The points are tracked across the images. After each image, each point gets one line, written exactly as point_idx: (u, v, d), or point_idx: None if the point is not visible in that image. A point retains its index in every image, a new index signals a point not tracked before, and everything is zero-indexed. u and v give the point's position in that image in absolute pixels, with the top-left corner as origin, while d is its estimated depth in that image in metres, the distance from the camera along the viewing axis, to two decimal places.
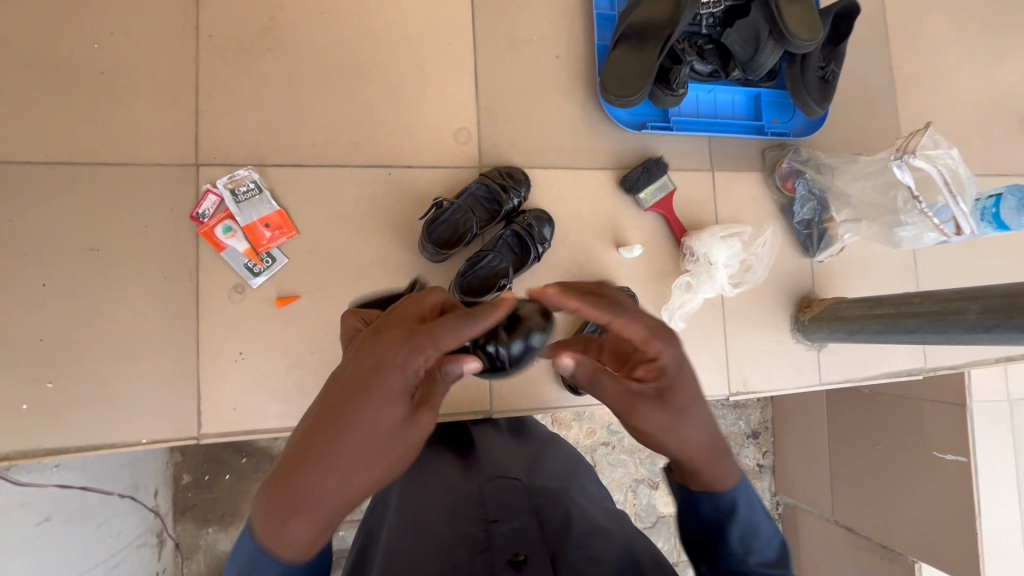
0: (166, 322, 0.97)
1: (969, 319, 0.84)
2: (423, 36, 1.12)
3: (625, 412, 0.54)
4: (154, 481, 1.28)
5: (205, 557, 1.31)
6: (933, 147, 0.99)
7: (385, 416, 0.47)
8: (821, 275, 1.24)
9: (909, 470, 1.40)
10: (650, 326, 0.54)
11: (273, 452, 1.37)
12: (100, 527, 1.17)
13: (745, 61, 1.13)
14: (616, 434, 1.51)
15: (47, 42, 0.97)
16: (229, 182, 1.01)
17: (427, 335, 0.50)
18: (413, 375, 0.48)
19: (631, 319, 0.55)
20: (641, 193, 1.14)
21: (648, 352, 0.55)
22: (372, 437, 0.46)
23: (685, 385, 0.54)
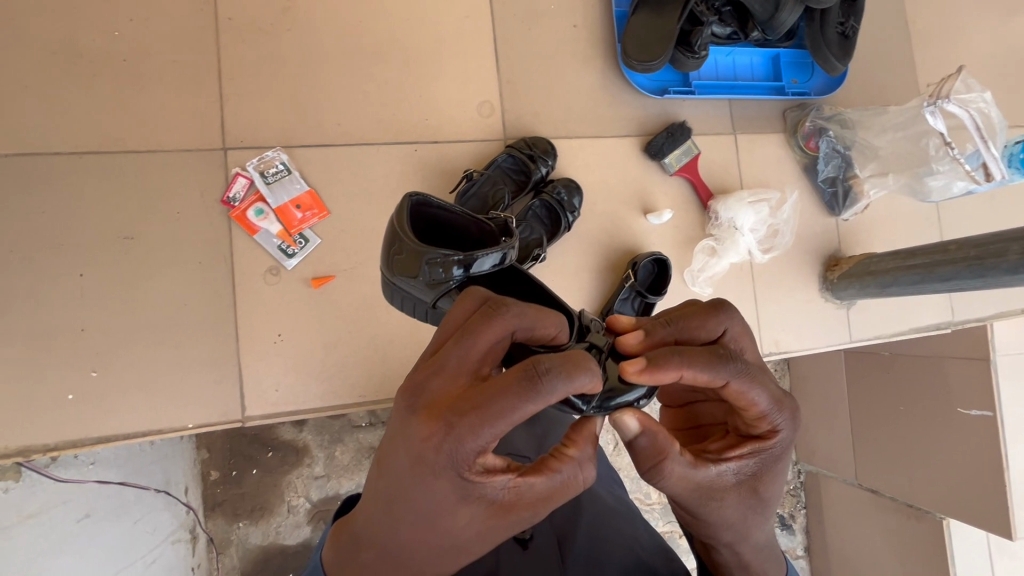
0: (203, 307, 0.98)
1: (1009, 261, 0.85)
2: (441, 10, 1.11)
3: (703, 505, 0.58)
4: (185, 477, 1.29)
5: (238, 551, 1.32)
6: (966, 91, 0.98)
7: (441, 503, 0.50)
8: (847, 233, 1.24)
9: (933, 430, 1.40)
10: (772, 406, 0.58)
11: (299, 445, 1.37)
12: (137, 523, 1.17)
13: (766, 19, 1.12)
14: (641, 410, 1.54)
15: (68, 30, 0.96)
16: (258, 164, 1.01)
17: (465, 428, 0.48)
18: (467, 462, 0.49)
19: (750, 390, 0.56)
20: (666, 158, 1.14)
21: (761, 424, 0.60)
22: (434, 522, 0.51)
23: (779, 467, 0.61)
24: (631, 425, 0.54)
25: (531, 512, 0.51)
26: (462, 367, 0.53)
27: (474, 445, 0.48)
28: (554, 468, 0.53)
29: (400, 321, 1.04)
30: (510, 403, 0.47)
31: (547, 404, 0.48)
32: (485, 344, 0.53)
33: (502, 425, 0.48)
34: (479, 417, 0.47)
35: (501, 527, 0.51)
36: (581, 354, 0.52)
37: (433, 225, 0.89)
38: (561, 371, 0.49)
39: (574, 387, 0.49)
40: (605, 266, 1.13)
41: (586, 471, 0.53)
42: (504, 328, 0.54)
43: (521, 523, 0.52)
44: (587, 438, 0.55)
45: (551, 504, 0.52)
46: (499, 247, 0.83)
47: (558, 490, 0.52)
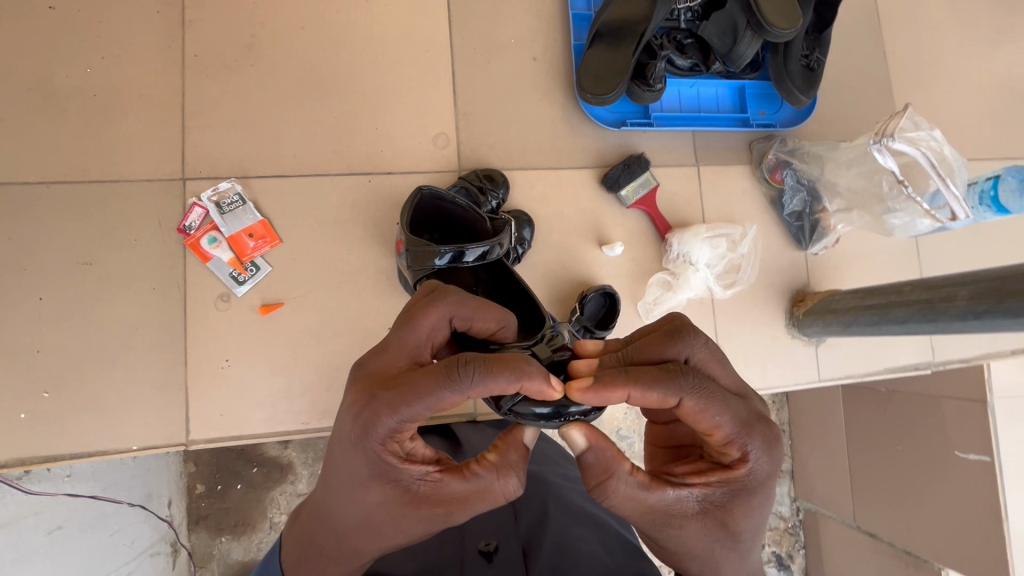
0: (155, 333, 1.01)
1: (958, 306, 0.80)
2: (401, 44, 1.14)
3: (659, 529, 0.59)
4: (168, 491, 1.31)
5: (219, 565, 1.34)
6: (914, 129, 0.96)
7: (361, 477, 0.59)
8: (816, 268, 1.20)
9: (934, 473, 1.31)
10: (738, 434, 0.58)
11: (284, 461, 1.39)
12: (113, 534, 1.18)
13: (726, 52, 1.12)
14: (626, 439, 1.49)
15: (42, 69, 1.03)
16: (213, 194, 1.04)
17: (383, 405, 0.56)
18: (384, 439, 0.57)
19: (708, 411, 0.57)
20: (622, 190, 1.13)
21: (729, 453, 0.60)
22: (355, 494, 0.59)
23: (752, 500, 0.60)
24: (578, 440, 0.58)
25: (442, 499, 0.58)
26: (403, 351, 0.62)
27: (393, 425, 0.56)
28: (472, 472, 0.59)
29: (348, 349, 1.06)
30: (430, 391, 0.55)
31: (469, 396, 0.55)
32: (422, 328, 0.63)
33: (417, 408, 0.55)
34: (400, 399, 0.56)
35: (415, 514, 0.59)
36: (514, 361, 0.56)
37: (440, 216, 0.98)
38: (483, 370, 0.55)
39: (489, 388, 0.55)
40: (557, 297, 1.12)
41: (503, 481, 0.58)
42: (441, 313, 0.64)
43: (434, 517, 0.59)
44: (511, 446, 0.60)
45: (464, 501, 0.58)
46: (486, 242, 0.90)
47: (473, 492, 0.58)
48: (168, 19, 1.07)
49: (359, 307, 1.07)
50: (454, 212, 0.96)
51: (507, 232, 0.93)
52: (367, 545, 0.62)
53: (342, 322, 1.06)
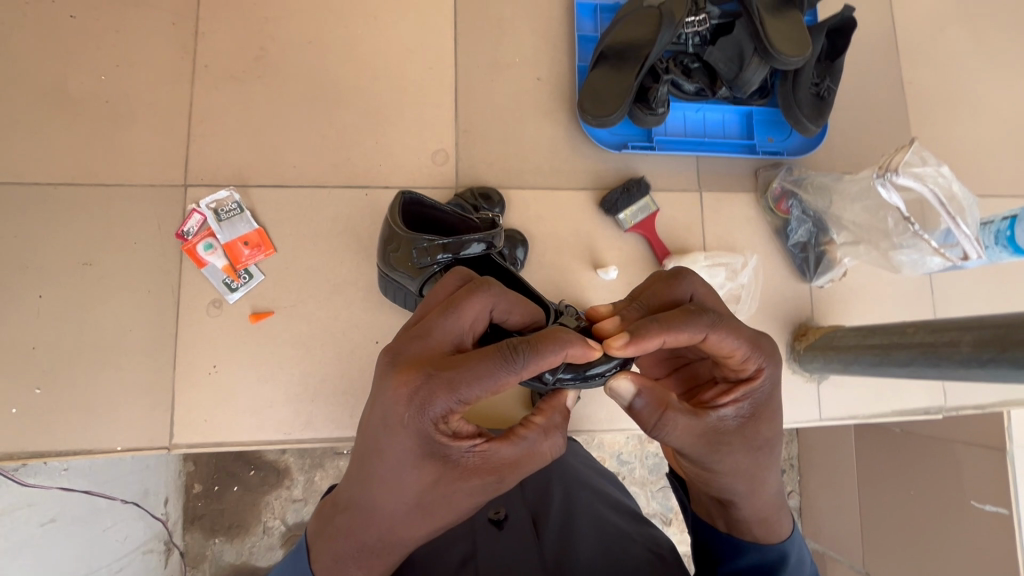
0: (147, 335, 1.02)
1: (962, 352, 0.76)
2: (406, 61, 1.15)
3: (712, 454, 0.57)
4: (166, 489, 1.30)
5: (210, 567, 1.33)
6: (919, 164, 0.93)
7: (407, 459, 0.53)
8: (821, 302, 1.16)
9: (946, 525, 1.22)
10: (754, 346, 0.58)
11: (281, 465, 1.37)
12: (106, 530, 1.18)
13: (731, 78, 1.10)
14: (626, 464, 1.44)
15: (60, 75, 1.06)
16: (212, 202, 1.06)
17: (439, 386, 0.51)
18: (437, 420, 0.52)
19: (729, 336, 0.57)
20: (620, 213, 1.11)
21: (746, 369, 0.60)
22: (399, 478, 0.53)
23: (772, 408, 0.60)
24: (627, 387, 0.55)
25: (497, 474, 0.55)
26: (445, 338, 0.57)
27: (445, 404, 0.52)
28: (520, 435, 0.56)
29: (335, 361, 1.05)
30: (488, 368, 0.51)
31: (525, 377, 0.52)
32: (465, 319, 0.58)
33: (476, 389, 0.52)
34: (457, 381, 0.51)
35: (466, 489, 0.54)
36: (559, 333, 0.55)
37: (424, 224, 0.96)
38: (536, 345, 0.53)
39: (546, 364, 0.53)
40: None
41: (551, 440, 0.57)
42: (484, 305, 0.60)
43: (485, 488, 0.55)
44: (556, 409, 0.59)
45: (518, 470, 0.56)
46: (481, 233, 0.88)
47: (523, 456, 0.56)
48: (182, 31, 1.10)
49: (348, 319, 1.07)
50: (436, 218, 0.95)
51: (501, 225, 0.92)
52: (411, 532, 0.55)
53: (329, 333, 1.06)
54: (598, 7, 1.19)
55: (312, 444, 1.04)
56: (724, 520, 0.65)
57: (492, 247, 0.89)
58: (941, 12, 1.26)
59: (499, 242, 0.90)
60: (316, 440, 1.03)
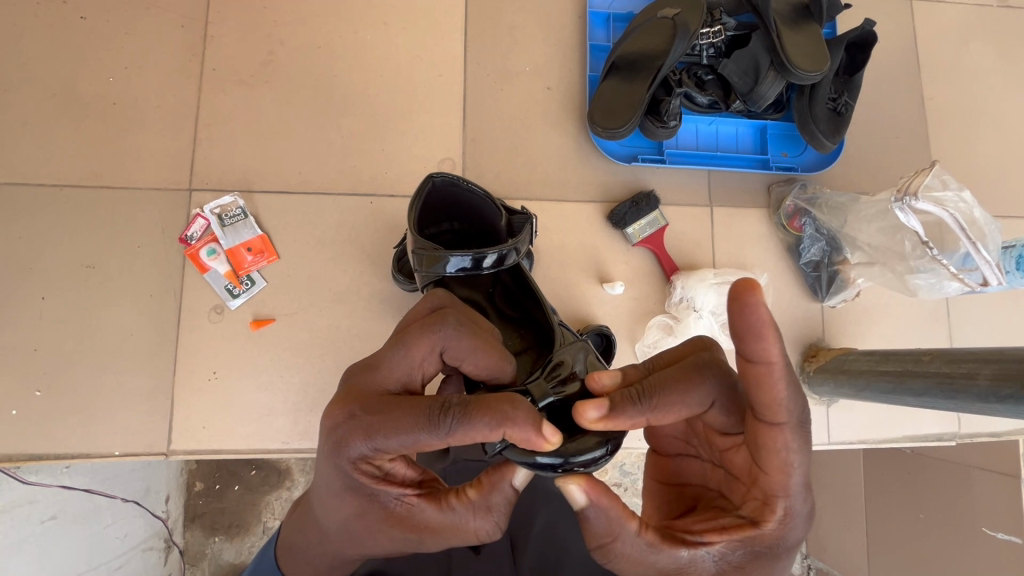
0: (147, 340, 1.02)
1: (980, 386, 0.73)
2: (414, 67, 1.13)
3: None
4: (167, 487, 1.30)
5: (209, 566, 1.32)
6: (940, 189, 0.91)
7: (332, 487, 0.56)
8: (832, 323, 1.13)
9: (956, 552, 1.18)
10: (774, 491, 0.53)
11: (281, 467, 1.36)
12: (107, 527, 1.15)
13: (746, 92, 1.07)
14: (629, 476, 1.41)
15: (68, 77, 1.06)
16: (216, 207, 1.05)
17: (359, 431, 0.53)
18: (360, 460, 0.54)
19: (782, 454, 0.52)
20: (628, 227, 1.09)
21: (760, 513, 0.54)
22: (326, 499, 0.57)
23: (773, 565, 0.54)
24: (578, 498, 0.50)
25: (417, 531, 0.55)
26: (392, 374, 0.59)
27: (363, 448, 0.53)
28: (449, 505, 0.55)
29: (333, 370, 1.04)
30: (409, 424, 0.52)
31: (449, 442, 0.52)
32: (414, 358, 0.60)
33: (395, 441, 0.52)
34: (378, 430, 0.53)
35: (387, 532, 0.56)
36: (499, 403, 0.51)
37: (455, 206, 0.90)
38: (465, 412, 0.51)
39: (473, 437, 0.51)
40: None
41: (481, 520, 0.54)
42: (435, 345, 0.61)
43: (405, 539, 0.56)
44: (496, 488, 0.54)
45: (439, 535, 0.55)
46: (503, 245, 0.83)
47: (447, 526, 0.55)
48: (192, 34, 1.10)
49: (349, 328, 1.05)
50: (466, 203, 0.90)
51: (524, 233, 0.87)
52: (343, 548, 0.60)
53: (330, 341, 1.05)
54: (611, 16, 1.17)
55: (309, 454, 1.03)
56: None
57: (510, 256, 0.84)
58: (964, 26, 1.23)
59: (520, 252, 0.86)
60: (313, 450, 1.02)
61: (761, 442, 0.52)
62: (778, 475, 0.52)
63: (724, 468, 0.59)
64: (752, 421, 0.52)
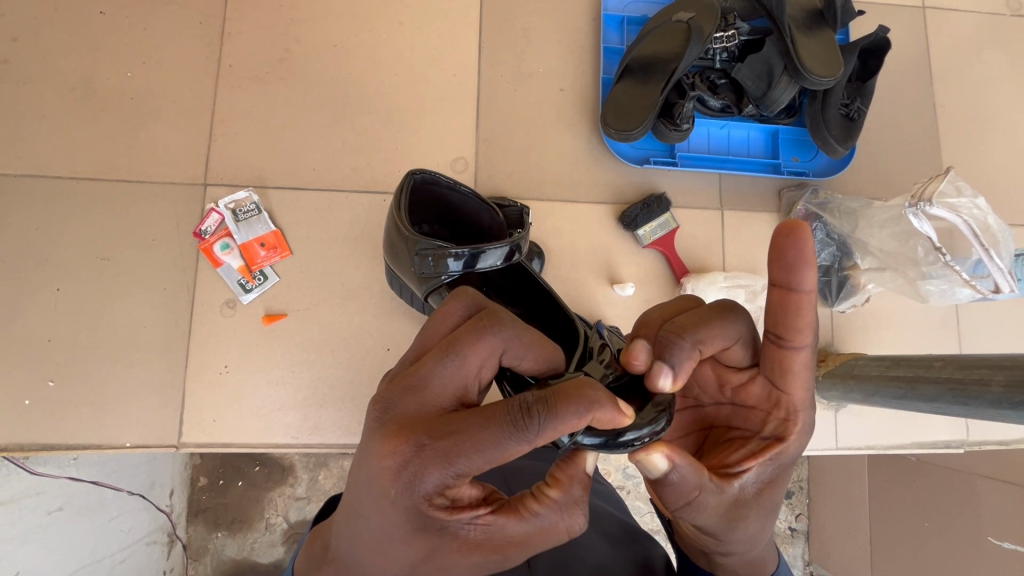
0: (160, 332, 1.03)
1: (993, 392, 0.72)
2: (429, 67, 1.14)
3: (732, 524, 0.55)
4: (171, 481, 1.30)
5: (212, 561, 1.33)
6: (954, 196, 0.91)
7: (399, 530, 0.47)
8: (841, 327, 1.13)
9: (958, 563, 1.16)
10: (790, 407, 0.58)
11: (285, 463, 1.36)
12: (112, 520, 1.15)
13: (759, 96, 1.07)
14: (633, 478, 1.39)
15: (87, 71, 1.07)
16: (230, 202, 1.06)
17: (433, 458, 0.45)
18: (433, 490, 0.46)
19: (801, 373, 0.57)
20: (639, 229, 1.09)
21: (782, 430, 0.58)
22: (390, 547, 0.48)
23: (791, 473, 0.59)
24: (661, 464, 0.50)
25: (501, 552, 0.49)
26: (445, 390, 0.50)
27: (439, 476, 0.46)
28: (531, 511, 0.49)
29: (344, 366, 1.05)
30: (492, 437, 0.45)
31: (537, 444, 0.46)
32: (471, 368, 0.50)
33: (479, 459, 0.45)
34: (457, 451, 0.45)
35: (467, 564, 0.48)
36: (581, 391, 0.48)
37: (440, 204, 0.93)
38: (552, 407, 0.47)
39: (562, 431, 0.47)
40: None
41: (570, 517, 0.50)
42: (496, 347, 0.51)
43: (486, 565, 0.49)
44: (575, 480, 0.51)
45: (525, 548, 0.49)
46: (506, 241, 0.83)
47: (533, 534, 0.49)
48: (210, 30, 1.11)
49: (360, 325, 1.06)
50: (455, 200, 0.91)
51: (526, 230, 0.87)
52: None
53: (340, 338, 1.05)
54: (625, 19, 1.17)
55: (316, 450, 1.03)
56: (705, 558, 0.61)
57: (515, 255, 0.85)
58: (978, 35, 1.23)
59: (522, 248, 0.86)
60: (322, 445, 1.03)
61: (786, 366, 0.57)
62: (797, 391, 0.58)
63: (733, 404, 0.62)
64: (774, 349, 0.57)
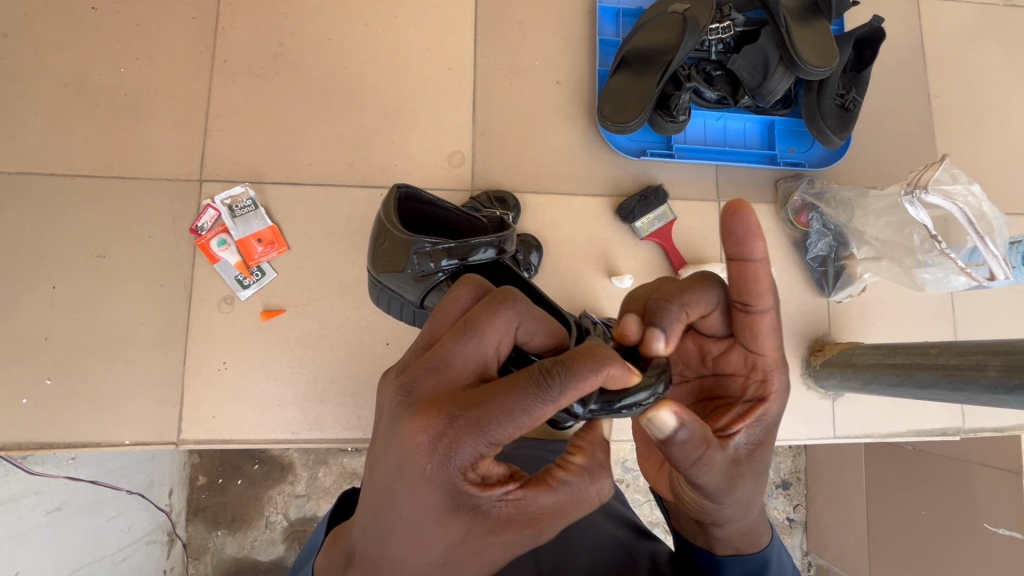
0: (158, 330, 1.02)
1: (989, 377, 0.73)
2: (424, 60, 1.14)
3: (731, 486, 0.55)
4: (170, 480, 1.30)
5: (212, 560, 1.33)
6: (950, 183, 0.92)
7: (431, 512, 0.45)
8: (838, 317, 1.13)
9: (954, 549, 1.17)
10: (766, 369, 0.59)
11: (285, 461, 1.35)
12: (112, 519, 1.14)
13: (755, 87, 1.08)
14: (633, 470, 1.40)
15: (80, 67, 1.07)
16: (226, 198, 1.06)
17: (464, 428, 0.45)
18: (465, 463, 0.45)
19: (771, 335, 0.58)
20: (637, 221, 1.10)
21: (762, 391, 0.59)
22: (422, 533, 0.45)
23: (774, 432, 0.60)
24: (669, 421, 0.49)
25: (535, 526, 0.47)
26: (467, 365, 0.50)
27: (471, 447, 0.45)
28: (558, 479, 0.49)
29: (343, 361, 1.05)
30: (518, 401, 0.45)
31: (562, 406, 0.46)
32: (490, 342, 0.50)
33: (508, 425, 0.45)
34: (487, 418, 0.45)
35: (502, 543, 0.47)
36: (596, 352, 0.48)
37: (424, 220, 0.91)
38: (570, 366, 0.46)
39: (585, 391, 0.47)
40: None
41: (598, 484, 0.50)
42: (511, 322, 0.52)
43: (521, 543, 0.47)
44: (597, 445, 0.52)
45: (558, 521, 0.48)
46: (493, 235, 0.83)
47: (564, 503, 0.49)
48: (203, 26, 1.10)
49: (358, 320, 1.06)
50: (439, 216, 0.90)
51: (513, 228, 0.87)
52: None
53: (338, 334, 1.05)
54: (620, 11, 1.17)
55: (317, 446, 1.03)
56: (703, 537, 0.62)
57: (503, 252, 0.84)
58: (971, 25, 1.24)
59: (510, 245, 0.85)
60: (322, 441, 1.03)
61: (754, 331, 0.58)
62: (769, 353, 0.59)
63: (715, 373, 0.63)
64: (740, 315, 0.58)
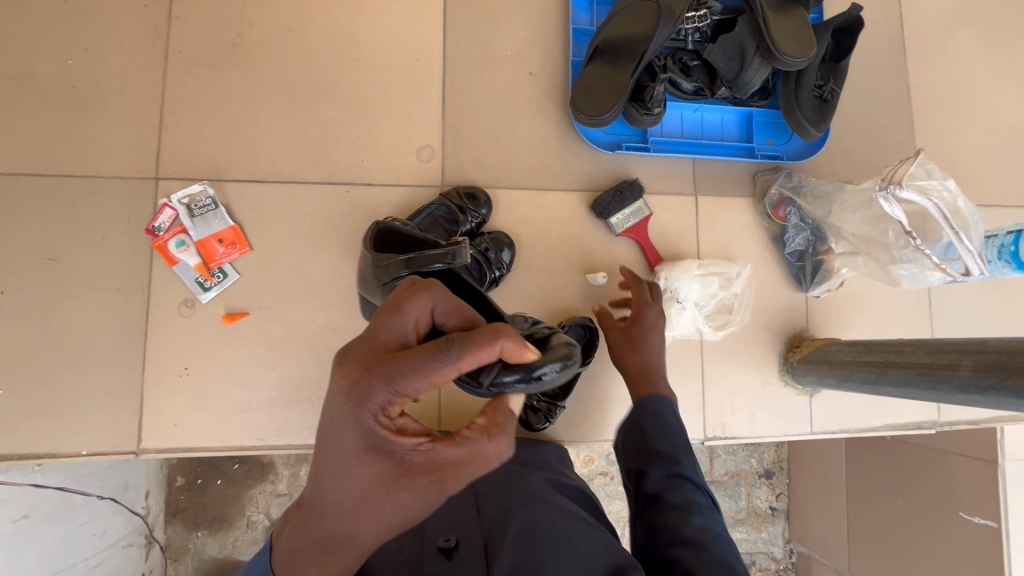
0: (115, 335, 0.98)
1: (961, 376, 0.72)
2: (391, 50, 1.09)
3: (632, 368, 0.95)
4: (146, 482, 1.25)
5: (193, 561, 1.28)
6: (925, 178, 0.91)
7: (346, 453, 0.47)
8: (816, 312, 1.13)
9: (930, 538, 1.18)
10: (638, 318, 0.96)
11: (264, 461, 1.31)
12: (83, 525, 1.11)
13: (731, 78, 1.05)
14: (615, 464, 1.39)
15: (23, 59, 1.01)
16: (184, 197, 1.01)
17: (373, 377, 0.46)
18: (376, 411, 0.46)
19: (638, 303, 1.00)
20: (612, 218, 1.07)
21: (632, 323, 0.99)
22: (341, 474, 0.47)
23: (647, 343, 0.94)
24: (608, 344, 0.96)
25: (440, 478, 0.47)
26: (390, 333, 0.52)
27: (382, 395, 0.46)
28: (465, 437, 0.48)
29: (311, 365, 1.01)
30: (421, 356, 0.46)
31: (463, 368, 0.46)
32: (411, 313, 0.53)
33: (411, 378, 0.45)
34: (394, 369, 0.46)
35: (410, 491, 0.46)
36: (499, 323, 0.49)
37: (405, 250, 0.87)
38: (471, 334, 0.46)
39: (487, 358, 0.47)
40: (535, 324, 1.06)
41: (499, 444, 0.48)
42: (431, 302, 0.54)
43: (429, 493, 0.47)
44: (504, 411, 0.50)
45: (464, 477, 0.47)
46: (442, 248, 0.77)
47: (470, 460, 0.47)
48: (155, 14, 1.05)
49: (326, 322, 1.02)
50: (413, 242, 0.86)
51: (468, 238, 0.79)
52: (360, 532, 0.48)
53: (305, 336, 1.02)
54: None
55: (286, 451, 1.00)
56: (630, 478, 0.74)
57: (454, 267, 0.77)
58: (950, 13, 1.21)
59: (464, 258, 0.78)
60: (291, 447, 1.00)
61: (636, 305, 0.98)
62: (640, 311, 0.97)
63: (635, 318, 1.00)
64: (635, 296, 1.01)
